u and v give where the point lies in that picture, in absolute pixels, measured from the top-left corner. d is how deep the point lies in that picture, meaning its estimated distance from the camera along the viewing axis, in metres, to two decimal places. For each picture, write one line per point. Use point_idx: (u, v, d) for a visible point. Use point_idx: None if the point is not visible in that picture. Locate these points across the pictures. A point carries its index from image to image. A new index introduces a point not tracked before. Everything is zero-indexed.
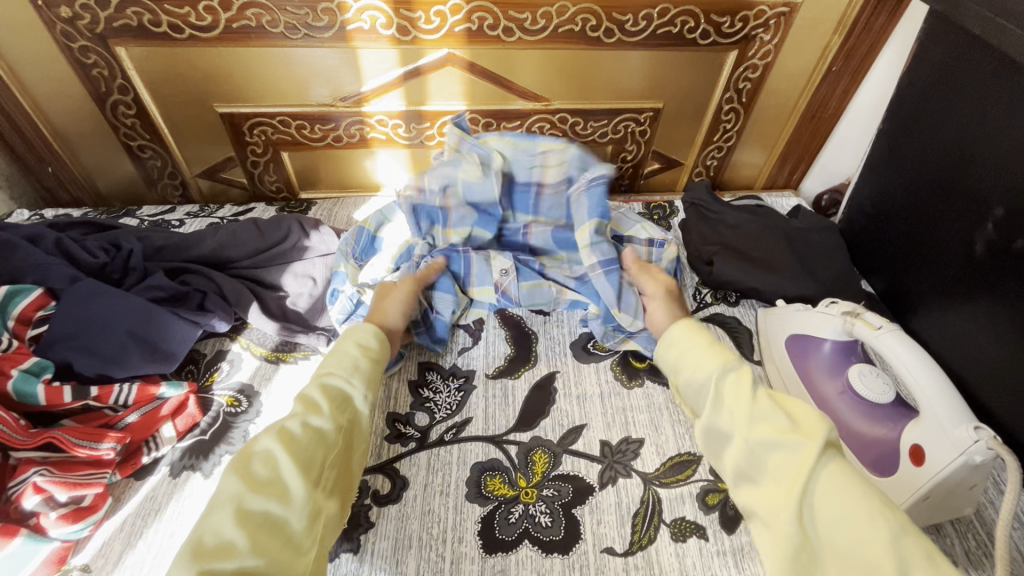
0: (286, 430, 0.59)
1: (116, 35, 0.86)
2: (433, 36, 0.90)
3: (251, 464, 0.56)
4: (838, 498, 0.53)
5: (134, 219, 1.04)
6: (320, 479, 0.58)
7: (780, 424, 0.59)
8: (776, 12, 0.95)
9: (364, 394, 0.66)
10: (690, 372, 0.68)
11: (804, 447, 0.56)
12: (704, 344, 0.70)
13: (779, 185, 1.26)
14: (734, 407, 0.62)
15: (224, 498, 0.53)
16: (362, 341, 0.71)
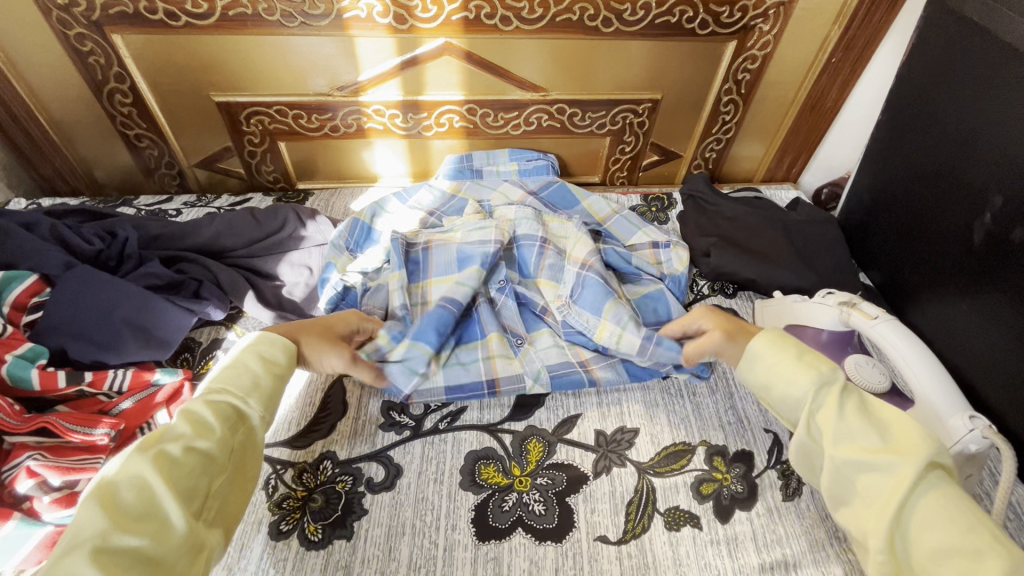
0: (166, 454, 0.50)
1: (112, 22, 0.86)
2: (430, 25, 0.90)
3: (116, 495, 0.46)
4: (934, 526, 0.47)
5: (132, 209, 1.04)
6: (203, 510, 0.51)
7: (870, 444, 0.52)
8: (776, 1, 0.94)
9: (261, 415, 0.59)
10: (777, 381, 0.59)
11: (899, 469, 0.49)
12: (786, 350, 0.61)
13: (779, 178, 1.26)
14: (831, 418, 0.54)
15: (82, 538, 0.43)
16: (264, 352, 0.63)
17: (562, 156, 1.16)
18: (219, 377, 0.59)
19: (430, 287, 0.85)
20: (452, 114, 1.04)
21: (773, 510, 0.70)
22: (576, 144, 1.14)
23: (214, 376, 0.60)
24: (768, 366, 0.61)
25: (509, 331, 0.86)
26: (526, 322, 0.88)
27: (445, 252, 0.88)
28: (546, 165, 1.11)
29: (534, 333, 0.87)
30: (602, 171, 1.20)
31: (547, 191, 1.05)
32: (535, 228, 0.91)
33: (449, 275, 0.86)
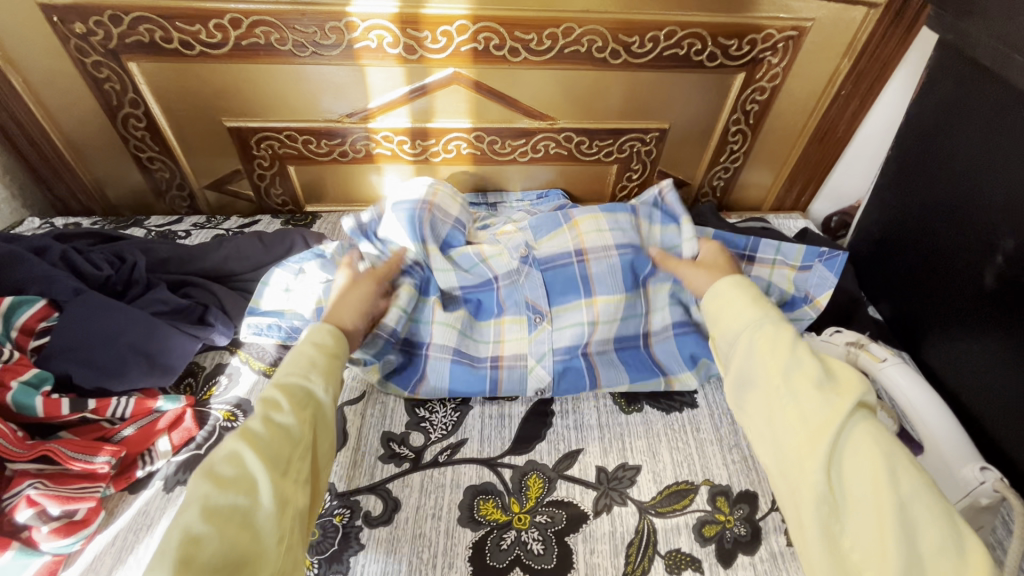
0: (242, 434, 0.56)
1: (128, 51, 0.88)
2: (439, 55, 0.91)
3: (214, 469, 0.53)
4: (863, 457, 0.52)
5: (142, 230, 1.05)
6: (290, 472, 0.55)
7: (812, 381, 0.58)
8: (785, 35, 0.94)
9: (324, 388, 0.63)
10: (728, 323, 0.66)
11: (836, 402, 0.55)
12: (748, 298, 0.68)
13: (787, 207, 1.25)
14: (780, 358, 0.60)
15: (189, 501, 0.50)
16: (317, 339, 0.67)
17: (568, 183, 1.16)
18: (288, 362, 0.64)
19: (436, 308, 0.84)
20: (460, 141, 1.05)
21: (777, 556, 0.68)
22: (583, 171, 1.14)
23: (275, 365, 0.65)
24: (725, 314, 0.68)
25: (528, 305, 0.86)
26: (553, 290, 0.86)
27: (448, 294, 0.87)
28: (554, 195, 1.13)
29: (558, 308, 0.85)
30: (608, 198, 1.20)
31: (561, 215, 1.03)
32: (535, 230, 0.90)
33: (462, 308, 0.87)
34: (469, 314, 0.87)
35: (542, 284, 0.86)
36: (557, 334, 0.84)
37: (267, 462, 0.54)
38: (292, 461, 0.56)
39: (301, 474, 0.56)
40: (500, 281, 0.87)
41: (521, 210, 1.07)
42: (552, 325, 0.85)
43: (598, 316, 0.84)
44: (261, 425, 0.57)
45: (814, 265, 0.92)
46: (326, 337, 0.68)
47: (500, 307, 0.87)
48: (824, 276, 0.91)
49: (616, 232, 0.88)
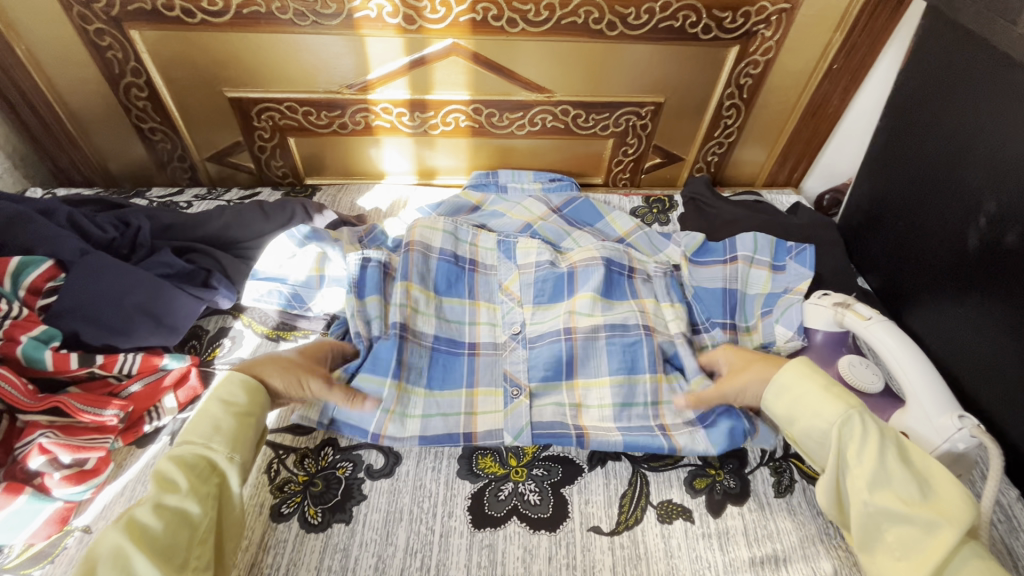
0: (136, 521, 0.51)
1: (130, 18, 0.89)
2: (438, 26, 0.92)
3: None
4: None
5: (144, 200, 1.07)
6: (189, 561, 0.53)
7: (911, 499, 0.55)
8: (778, 8, 0.95)
9: (228, 456, 0.58)
10: (808, 420, 0.61)
11: (940, 530, 0.52)
12: (822, 387, 0.62)
13: (780, 183, 1.27)
14: (870, 470, 0.56)
15: None
16: (228, 394, 0.62)
17: (565, 157, 1.18)
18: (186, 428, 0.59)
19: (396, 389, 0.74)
20: (458, 113, 1.06)
21: (764, 506, 0.71)
22: (579, 145, 1.15)
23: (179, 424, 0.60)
24: (804, 405, 0.62)
25: (506, 379, 0.79)
26: (535, 366, 0.80)
27: (420, 335, 0.80)
28: (569, 184, 1.14)
29: (540, 387, 0.78)
30: (604, 172, 1.21)
31: (570, 207, 1.07)
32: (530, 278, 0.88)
33: (419, 383, 0.77)
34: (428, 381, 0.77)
35: (525, 360, 0.80)
36: (535, 410, 0.76)
37: (157, 555, 0.50)
38: (191, 547, 0.53)
39: (201, 561, 0.54)
40: (479, 350, 0.83)
41: (530, 194, 1.08)
42: (531, 401, 0.77)
43: (581, 398, 0.77)
44: (152, 519, 0.52)
45: (786, 264, 0.91)
46: (242, 388, 0.63)
47: (473, 378, 0.79)
48: (799, 271, 0.90)
49: (611, 316, 0.81)
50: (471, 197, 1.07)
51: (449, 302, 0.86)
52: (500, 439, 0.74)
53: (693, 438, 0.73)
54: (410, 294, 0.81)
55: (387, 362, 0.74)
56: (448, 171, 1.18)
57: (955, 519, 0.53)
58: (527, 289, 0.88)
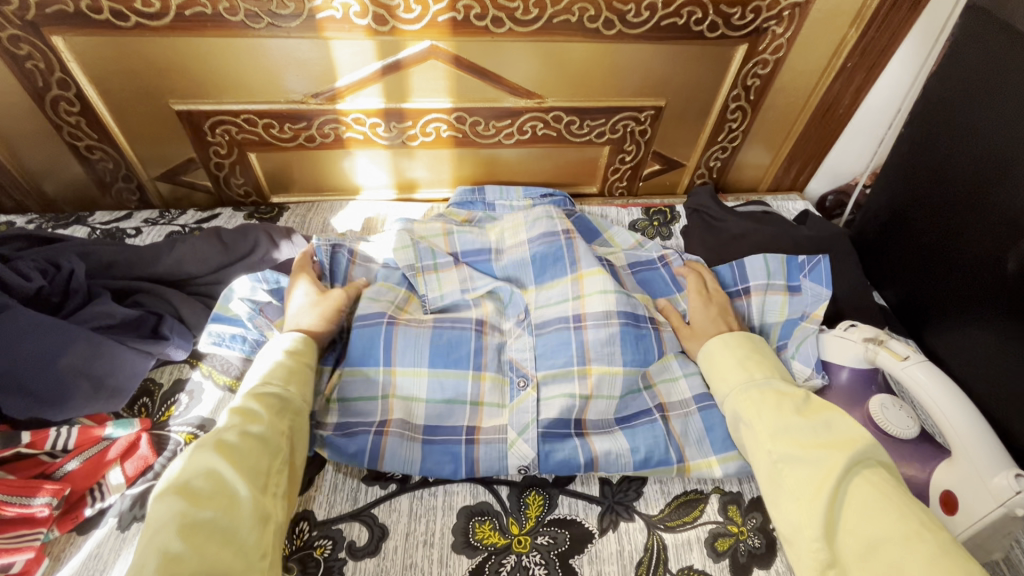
0: (224, 441, 0.55)
1: (50, 23, 0.76)
2: (414, 26, 0.81)
3: (189, 484, 0.51)
4: (868, 509, 0.52)
5: (85, 228, 0.94)
6: (270, 486, 0.55)
7: (806, 438, 0.58)
8: (791, 2, 0.86)
9: (292, 393, 0.63)
10: (719, 387, 0.68)
11: (829, 460, 0.55)
12: (734, 356, 0.69)
13: (785, 187, 1.19)
14: (767, 418, 0.61)
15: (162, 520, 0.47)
16: (280, 340, 0.69)
17: (557, 166, 1.08)
18: (254, 373, 0.64)
19: (394, 377, 0.73)
20: (439, 122, 0.96)
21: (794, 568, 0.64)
22: (573, 153, 1.06)
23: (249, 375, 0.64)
24: (717, 371, 0.69)
25: (512, 369, 0.76)
26: (542, 353, 0.76)
27: (418, 322, 0.78)
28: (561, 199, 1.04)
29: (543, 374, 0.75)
30: (599, 181, 1.12)
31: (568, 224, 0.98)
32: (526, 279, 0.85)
33: (420, 365, 0.74)
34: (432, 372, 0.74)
35: (531, 347, 0.77)
36: (542, 404, 0.72)
37: (246, 474, 0.53)
38: (269, 474, 0.56)
39: (280, 488, 0.56)
40: (485, 333, 0.80)
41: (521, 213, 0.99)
42: (538, 394, 0.73)
43: (593, 391, 0.72)
44: (237, 441, 0.55)
45: (802, 283, 0.82)
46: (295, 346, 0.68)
47: (480, 363, 0.76)
48: (816, 292, 0.80)
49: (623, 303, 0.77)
50: (458, 214, 0.98)
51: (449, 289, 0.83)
52: (504, 437, 0.71)
53: (687, 424, 0.74)
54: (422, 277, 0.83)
55: (376, 350, 0.74)
56: (429, 184, 1.08)
57: (844, 450, 0.56)
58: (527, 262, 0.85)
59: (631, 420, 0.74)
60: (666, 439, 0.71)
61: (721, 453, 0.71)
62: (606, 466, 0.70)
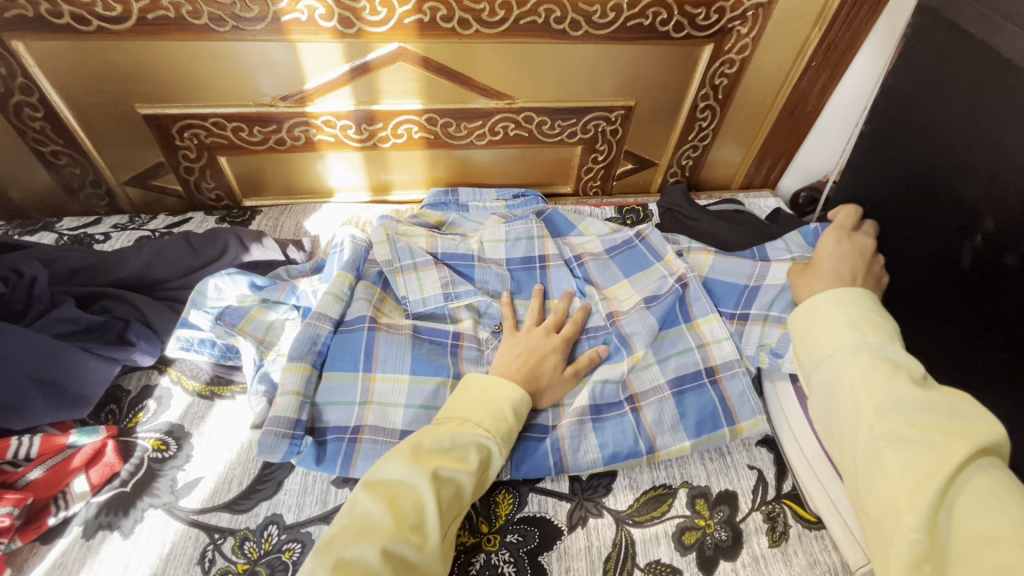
0: (439, 476, 0.55)
1: (10, 27, 0.75)
2: (380, 28, 0.81)
3: (399, 500, 0.53)
4: (983, 508, 0.44)
5: (53, 234, 0.93)
6: (449, 535, 0.56)
7: (918, 419, 0.50)
8: (754, 3, 0.88)
9: (499, 448, 0.61)
10: (818, 346, 0.60)
11: (950, 445, 0.47)
12: (848, 318, 0.60)
13: (757, 185, 1.21)
14: (882, 391, 0.52)
15: (374, 530, 0.51)
16: (484, 383, 0.66)
17: (530, 165, 1.09)
18: (476, 409, 0.63)
19: (373, 382, 0.74)
20: (411, 124, 0.96)
21: (760, 560, 0.65)
22: (546, 153, 1.06)
23: (472, 408, 0.63)
24: (819, 332, 0.61)
25: None
26: None
27: (397, 327, 0.81)
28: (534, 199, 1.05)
29: None
30: (573, 181, 1.13)
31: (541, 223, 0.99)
32: (500, 283, 0.88)
33: (399, 372, 0.75)
34: (411, 375, 0.75)
35: None
36: None
37: (441, 517, 0.54)
38: (454, 523, 0.56)
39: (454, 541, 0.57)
40: (463, 342, 0.81)
41: (494, 214, 0.99)
42: None
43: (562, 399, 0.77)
44: (447, 481, 0.56)
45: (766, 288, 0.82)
46: (516, 406, 0.65)
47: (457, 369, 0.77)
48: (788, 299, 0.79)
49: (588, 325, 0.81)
50: (430, 215, 0.98)
51: (424, 293, 0.84)
52: None
53: (661, 409, 0.75)
54: (400, 279, 0.84)
55: (358, 354, 0.76)
56: (403, 185, 1.08)
57: (971, 439, 0.47)
58: (506, 279, 0.89)
59: (603, 412, 0.75)
60: (635, 431, 0.73)
61: (695, 436, 0.73)
62: (576, 467, 0.70)
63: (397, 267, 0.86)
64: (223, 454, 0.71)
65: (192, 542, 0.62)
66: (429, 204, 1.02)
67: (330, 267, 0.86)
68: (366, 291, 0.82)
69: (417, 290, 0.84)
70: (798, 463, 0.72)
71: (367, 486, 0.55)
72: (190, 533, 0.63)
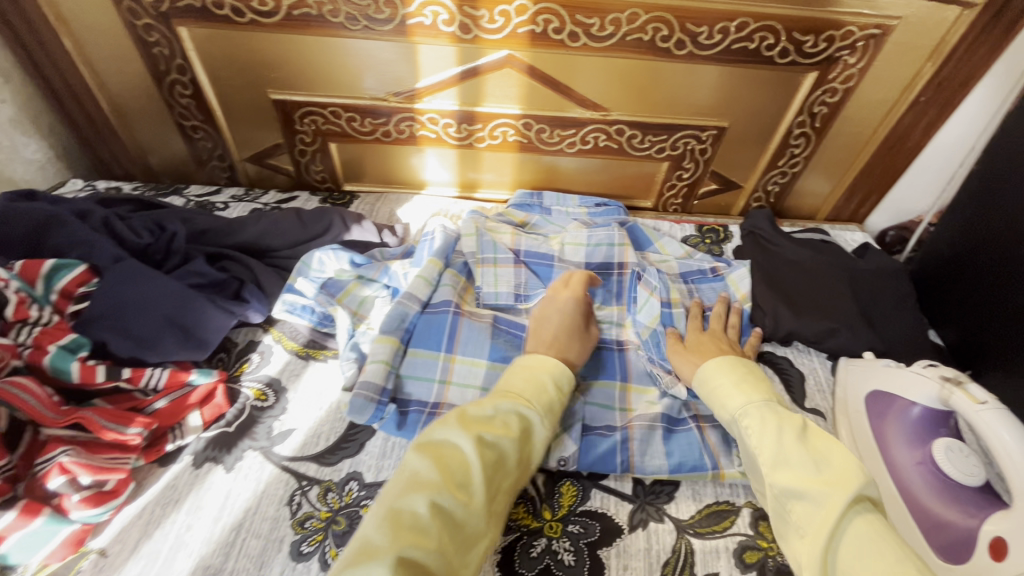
0: (483, 440, 0.59)
1: (179, 15, 0.86)
2: (495, 36, 0.87)
3: (445, 461, 0.57)
4: (865, 556, 0.50)
5: (181, 198, 1.05)
6: (497, 500, 0.58)
7: (807, 473, 0.56)
8: (866, 33, 0.87)
9: (541, 419, 0.64)
10: (718, 407, 0.67)
11: (829, 499, 0.54)
12: (733, 380, 0.68)
13: (843, 219, 1.18)
14: (766, 442, 0.60)
15: (422, 483, 0.54)
16: (526, 362, 0.70)
17: (614, 177, 1.11)
18: (518, 383, 0.67)
19: (453, 363, 0.79)
20: (507, 127, 1.01)
21: None
22: (631, 167, 1.09)
23: (514, 381, 0.67)
24: (717, 393, 0.68)
25: None
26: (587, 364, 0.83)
27: (478, 314, 0.85)
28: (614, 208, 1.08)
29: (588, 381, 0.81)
30: (655, 196, 1.15)
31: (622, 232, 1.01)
32: None
33: (478, 357, 0.79)
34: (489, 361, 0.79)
35: None
36: (586, 408, 0.78)
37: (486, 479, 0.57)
38: (500, 487, 0.59)
39: (502, 506, 0.59)
40: None
41: (575, 219, 1.03)
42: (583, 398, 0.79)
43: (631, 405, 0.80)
44: (491, 445, 0.59)
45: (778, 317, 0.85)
46: (559, 379, 0.68)
47: None
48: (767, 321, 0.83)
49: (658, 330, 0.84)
50: (515, 215, 1.03)
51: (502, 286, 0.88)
52: None
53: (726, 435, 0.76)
54: (484, 271, 0.89)
55: (442, 335, 0.81)
56: (490, 185, 1.13)
57: (842, 487, 0.54)
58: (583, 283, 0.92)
59: (672, 425, 0.77)
60: (701, 445, 0.74)
61: None
62: (642, 473, 0.72)
63: (483, 258, 0.91)
64: (314, 411, 0.77)
65: (283, 485, 0.69)
66: (513, 205, 1.07)
67: (422, 253, 0.91)
68: (450, 277, 0.88)
69: (500, 283, 0.89)
70: None
71: (415, 447, 0.59)
72: (281, 476, 0.69)
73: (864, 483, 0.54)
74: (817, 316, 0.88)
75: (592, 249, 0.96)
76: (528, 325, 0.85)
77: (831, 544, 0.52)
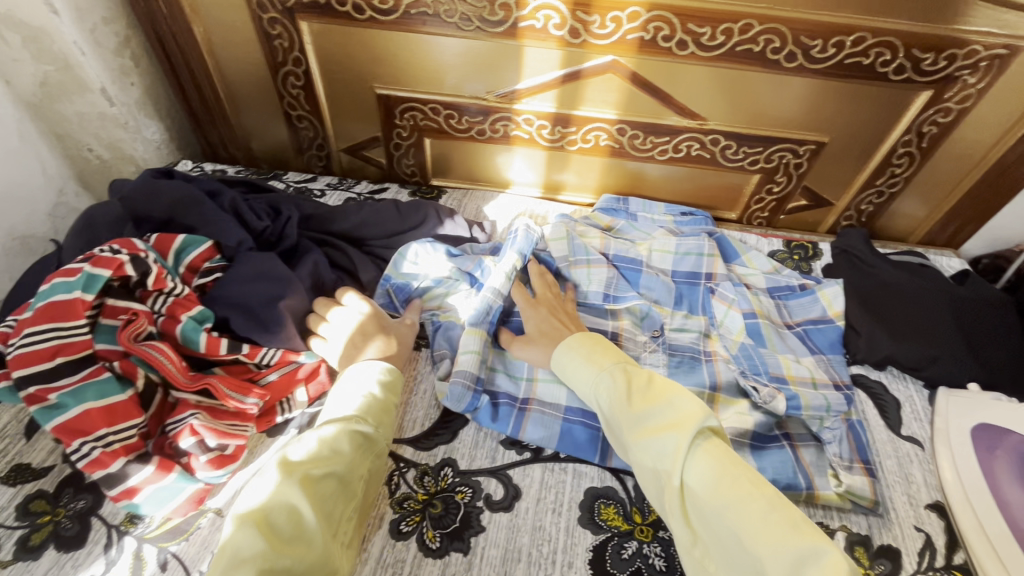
0: (310, 476, 0.57)
1: (303, 10, 0.90)
2: (603, 41, 0.88)
3: (269, 520, 0.52)
4: (719, 484, 0.54)
5: (281, 183, 1.10)
6: (337, 534, 0.57)
7: (651, 424, 0.60)
8: (992, 53, 0.84)
9: (370, 430, 0.64)
10: (574, 381, 0.71)
11: (676, 441, 0.57)
12: (589, 351, 0.71)
13: (938, 244, 1.13)
14: (623, 408, 0.63)
15: (247, 556, 0.48)
16: (356, 373, 0.70)
17: (701, 187, 1.11)
18: (340, 409, 0.65)
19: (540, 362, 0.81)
20: (600, 132, 1.02)
21: None
22: (720, 177, 1.08)
23: (328, 408, 0.67)
24: (570, 366, 0.72)
25: None
26: (674, 372, 0.82)
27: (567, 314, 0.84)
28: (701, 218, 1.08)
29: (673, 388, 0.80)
30: (740, 209, 1.14)
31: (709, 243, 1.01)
32: (665, 291, 0.91)
33: None
34: None
35: (664, 363, 0.83)
36: None
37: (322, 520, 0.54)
38: (338, 520, 0.57)
39: (343, 538, 0.58)
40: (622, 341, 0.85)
41: (662, 227, 1.03)
42: None
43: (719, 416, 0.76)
44: (320, 478, 0.57)
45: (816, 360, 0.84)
46: (379, 383, 0.69)
47: None
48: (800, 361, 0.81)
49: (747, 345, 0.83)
50: (601, 219, 1.04)
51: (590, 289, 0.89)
52: None
53: (819, 455, 0.75)
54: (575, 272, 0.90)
55: None
56: (574, 188, 1.15)
57: (683, 428, 0.58)
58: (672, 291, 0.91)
59: (763, 442, 0.75)
60: (796, 465, 0.72)
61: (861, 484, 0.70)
62: None
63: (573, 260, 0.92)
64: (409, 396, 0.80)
65: None
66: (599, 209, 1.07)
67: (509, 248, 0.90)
68: (543, 275, 0.88)
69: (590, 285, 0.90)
70: (973, 535, 0.67)
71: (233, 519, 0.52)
72: None
73: (705, 417, 0.58)
74: (917, 341, 0.85)
75: (680, 257, 0.95)
76: (613, 325, 0.87)
77: (685, 482, 0.56)
